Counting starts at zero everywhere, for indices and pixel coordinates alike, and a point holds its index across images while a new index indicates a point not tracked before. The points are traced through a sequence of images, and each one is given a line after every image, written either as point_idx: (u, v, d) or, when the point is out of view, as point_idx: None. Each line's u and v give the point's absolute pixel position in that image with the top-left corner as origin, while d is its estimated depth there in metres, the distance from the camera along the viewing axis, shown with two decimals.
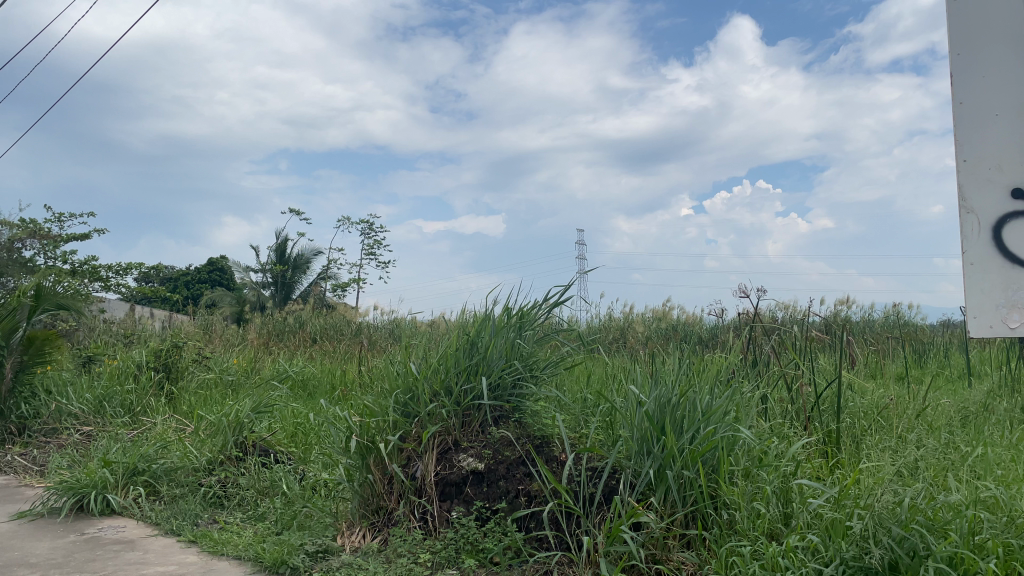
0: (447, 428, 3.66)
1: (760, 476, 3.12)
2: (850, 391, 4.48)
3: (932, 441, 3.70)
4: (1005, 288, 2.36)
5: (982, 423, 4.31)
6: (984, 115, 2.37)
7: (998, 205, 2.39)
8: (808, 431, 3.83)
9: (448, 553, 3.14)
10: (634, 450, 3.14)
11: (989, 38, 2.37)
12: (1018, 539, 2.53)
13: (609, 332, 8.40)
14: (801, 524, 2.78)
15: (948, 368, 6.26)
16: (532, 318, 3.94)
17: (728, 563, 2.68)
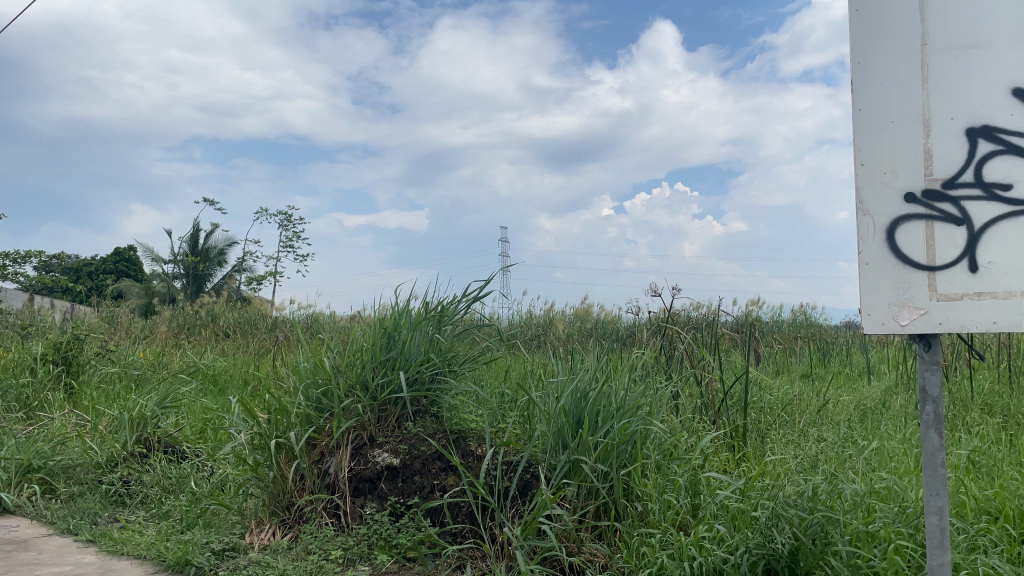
0: (362, 423, 3.61)
1: (670, 469, 3.20)
2: (757, 388, 4.64)
3: (833, 435, 3.86)
4: (899, 287, 2.04)
5: (878, 418, 4.53)
6: (880, 123, 2.06)
7: (893, 207, 2.07)
8: (717, 426, 3.96)
9: (361, 549, 3.10)
10: (549, 444, 3.17)
11: (885, 43, 2.07)
12: (909, 528, 2.66)
13: (530, 328, 8.47)
14: (709, 515, 2.86)
15: (849, 367, 6.56)
16: (451, 313, 3.98)
17: (639, 553, 2.73)
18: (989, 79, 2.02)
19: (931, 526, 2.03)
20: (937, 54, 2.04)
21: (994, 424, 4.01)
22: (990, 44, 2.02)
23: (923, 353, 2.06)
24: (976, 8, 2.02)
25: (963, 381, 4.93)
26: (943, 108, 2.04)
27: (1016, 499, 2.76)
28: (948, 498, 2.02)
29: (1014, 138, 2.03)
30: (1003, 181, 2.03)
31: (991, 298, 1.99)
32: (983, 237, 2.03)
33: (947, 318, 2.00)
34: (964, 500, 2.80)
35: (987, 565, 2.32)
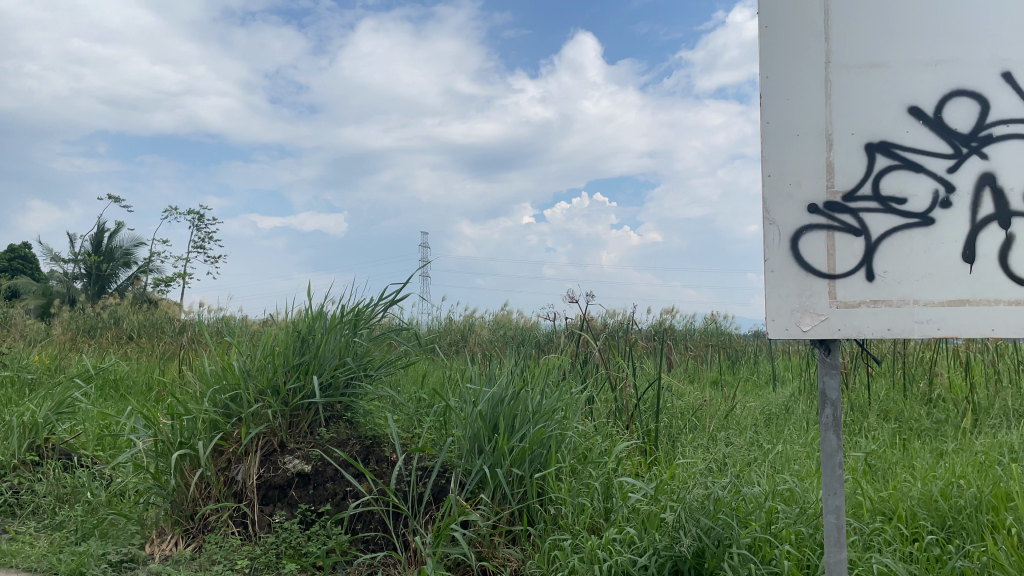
0: (272, 429, 3.50)
1: (584, 473, 3.24)
2: (669, 393, 4.74)
3: (739, 440, 3.97)
4: (801, 293, 2.11)
5: (782, 423, 4.70)
6: (786, 136, 2.13)
7: (797, 217, 2.13)
8: (629, 431, 4.04)
9: (268, 558, 2.99)
10: (465, 448, 3.16)
11: (792, 58, 2.14)
12: (809, 528, 2.75)
13: (449, 333, 8.43)
14: (620, 518, 2.90)
15: (756, 374, 6.79)
16: (368, 316, 3.93)
17: (550, 557, 2.74)
18: (887, 97, 2.12)
19: (828, 524, 2.10)
20: (840, 72, 2.11)
21: (888, 429, 4.20)
22: (888, 64, 2.11)
23: (823, 357, 2.13)
24: (876, 29, 2.11)
25: (860, 388, 5.16)
26: (845, 124, 2.12)
27: (908, 499, 2.89)
28: (844, 497, 2.10)
29: (909, 154, 2.12)
30: (899, 195, 2.12)
31: (886, 307, 2.08)
32: (880, 248, 2.11)
33: (845, 325, 2.09)
34: (860, 501, 2.93)
35: (881, 563, 2.42)
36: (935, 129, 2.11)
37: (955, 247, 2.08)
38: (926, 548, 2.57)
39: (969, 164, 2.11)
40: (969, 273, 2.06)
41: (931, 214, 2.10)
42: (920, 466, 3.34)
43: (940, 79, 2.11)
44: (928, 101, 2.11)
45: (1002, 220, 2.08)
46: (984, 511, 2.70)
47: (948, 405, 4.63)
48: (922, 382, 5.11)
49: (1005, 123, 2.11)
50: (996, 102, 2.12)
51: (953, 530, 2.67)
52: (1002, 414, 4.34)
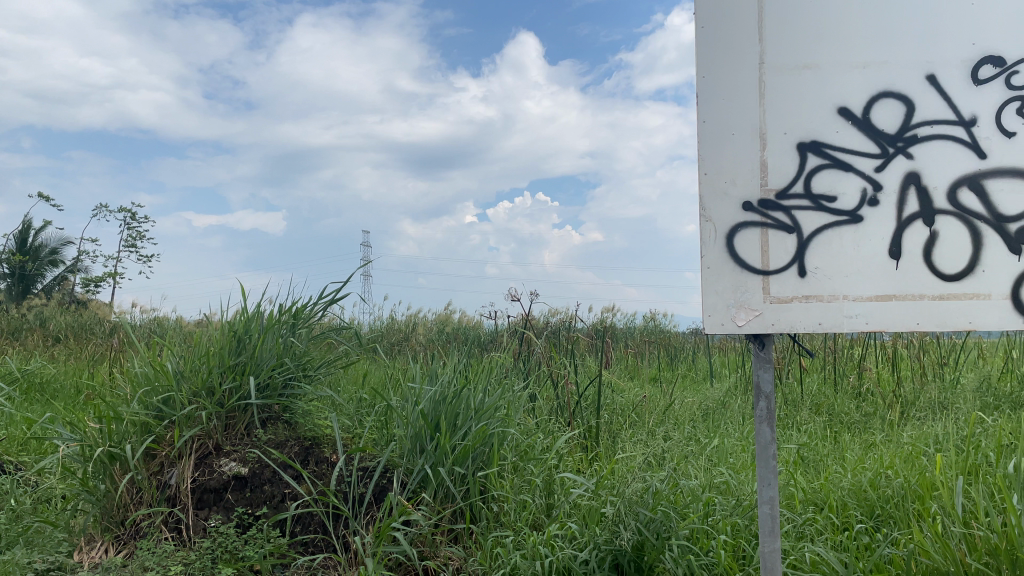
0: (207, 431, 3.41)
1: (526, 469, 3.25)
2: (609, 390, 4.80)
3: (678, 434, 4.03)
4: (736, 289, 2.15)
5: (719, 417, 4.80)
6: (722, 135, 2.17)
7: (732, 214, 2.17)
8: (571, 427, 4.07)
9: (203, 563, 2.89)
10: (407, 448, 3.13)
11: (727, 59, 2.18)
12: (745, 519, 2.80)
13: (391, 333, 8.36)
14: (561, 514, 2.92)
15: (695, 370, 6.93)
16: (306, 316, 3.89)
17: (492, 554, 2.73)
18: (818, 99, 2.17)
19: (762, 514, 2.11)
20: (773, 73, 2.16)
21: (819, 422, 4.33)
22: (819, 66, 2.17)
23: (758, 351, 2.16)
24: (807, 32, 2.16)
25: (794, 383, 5.30)
26: (778, 124, 2.17)
27: (839, 490, 2.98)
28: (779, 488, 2.11)
29: (839, 153, 2.17)
30: (829, 193, 2.17)
31: (817, 301, 2.13)
32: (812, 244, 2.15)
33: (778, 320, 2.13)
34: (794, 492, 3.01)
35: (813, 552, 2.49)
36: (863, 129, 2.17)
37: (882, 244, 2.13)
38: (856, 536, 2.65)
39: (896, 163, 2.16)
40: (895, 269, 2.12)
41: (859, 212, 2.15)
42: (850, 457, 3.45)
43: (868, 81, 2.17)
44: (857, 103, 2.18)
45: (926, 218, 2.14)
46: (910, 499, 2.79)
47: (876, 399, 4.79)
48: (852, 376, 5.28)
49: (929, 124, 2.17)
50: (921, 103, 2.18)
51: (881, 518, 2.77)
52: (926, 405, 4.51)
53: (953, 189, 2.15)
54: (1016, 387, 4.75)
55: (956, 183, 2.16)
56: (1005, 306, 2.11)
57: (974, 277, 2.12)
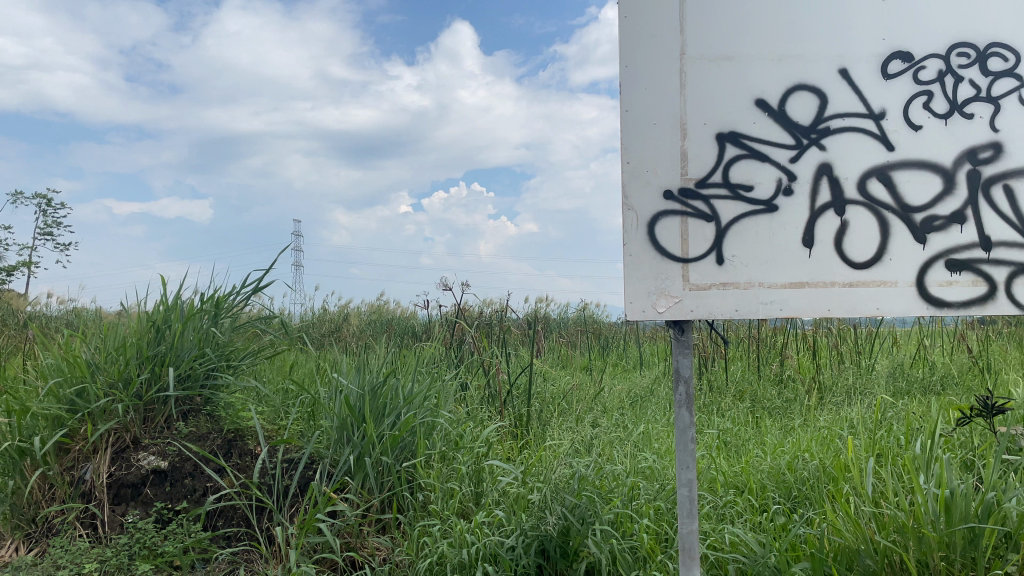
0: (124, 424, 3.30)
1: (454, 458, 3.25)
2: (540, 379, 4.84)
3: (605, 422, 4.10)
4: (657, 276, 2.19)
5: (647, 403, 4.89)
6: (643, 124, 2.19)
7: (653, 203, 2.20)
8: (501, 416, 4.09)
9: (119, 560, 2.79)
10: (333, 439, 3.09)
11: (649, 49, 2.20)
12: (667, 502, 2.85)
13: (321, 323, 8.25)
14: (489, 501, 2.92)
15: (625, 359, 7.05)
16: (228, 306, 3.80)
17: (419, 543, 2.71)
18: (735, 91, 2.22)
19: (681, 496, 2.13)
20: (694, 63, 2.20)
21: (742, 408, 4.45)
22: (738, 58, 2.21)
23: (677, 337, 2.20)
24: (727, 25, 2.21)
25: (719, 371, 5.44)
26: (698, 114, 2.21)
27: (759, 472, 3.07)
28: (697, 471, 2.14)
29: (756, 144, 2.22)
30: (746, 182, 2.21)
31: (734, 289, 2.18)
32: (730, 233, 2.20)
33: (697, 306, 2.18)
34: (715, 475, 3.09)
35: (731, 534, 2.56)
36: (779, 121, 2.22)
37: (796, 232, 2.20)
38: (773, 517, 2.73)
39: (810, 154, 2.23)
40: (808, 257, 2.19)
41: (774, 201, 2.21)
42: (770, 441, 3.56)
43: (783, 74, 2.23)
44: (773, 95, 2.23)
45: (837, 208, 2.21)
46: (825, 480, 2.89)
47: (797, 385, 4.95)
48: (774, 364, 5.45)
49: (841, 117, 2.23)
50: (834, 96, 2.24)
51: (798, 499, 2.86)
52: (843, 391, 4.68)
53: (864, 180, 2.23)
54: (926, 374, 4.97)
55: (866, 174, 2.23)
56: (911, 293, 2.19)
57: (882, 265, 2.20)
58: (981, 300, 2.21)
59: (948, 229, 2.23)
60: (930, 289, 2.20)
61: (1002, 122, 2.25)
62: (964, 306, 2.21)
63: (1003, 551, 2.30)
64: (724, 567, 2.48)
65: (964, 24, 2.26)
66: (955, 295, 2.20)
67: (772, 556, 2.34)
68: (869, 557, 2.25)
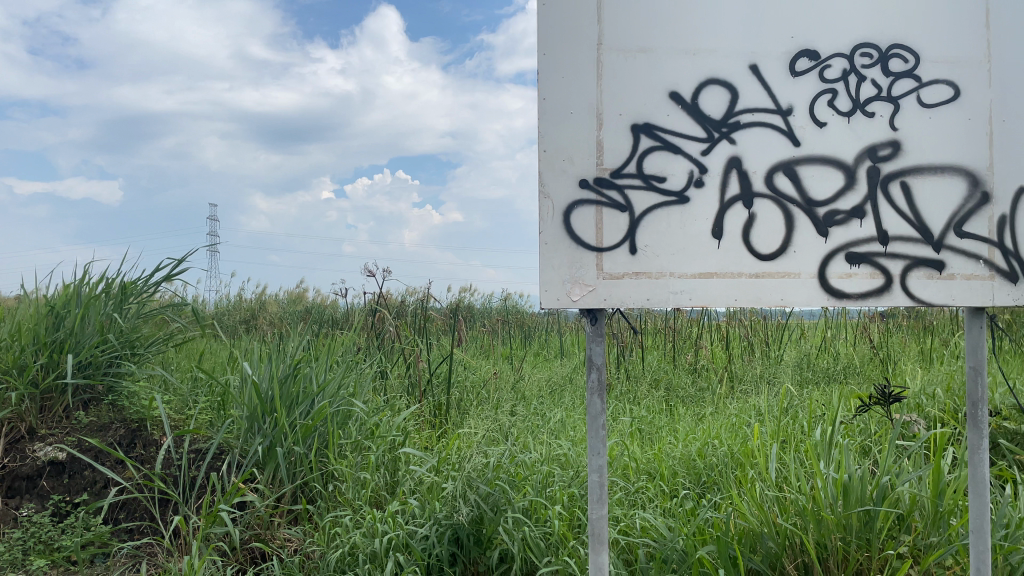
0: (19, 414, 3.14)
1: (369, 447, 3.22)
2: (461, 367, 4.84)
3: (524, 410, 4.13)
4: (572, 265, 2.20)
5: (565, 391, 4.96)
6: (560, 113, 2.20)
7: (569, 192, 2.21)
8: (419, 405, 4.08)
9: (12, 556, 2.66)
10: (243, 428, 3.02)
11: (567, 39, 2.21)
12: (580, 488, 2.89)
13: (238, 311, 8.04)
14: (404, 490, 2.90)
15: (547, 348, 7.12)
16: (134, 292, 3.67)
17: (330, 534, 2.67)
18: (650, 83, 2.25)
19: (592, 482, 2.13)
20: (610, 54, 2.22)
21: (657, 396, 4.55)
22: (652, 50, 2.24)
23: (591, 326, 2.21)
24: (642, 17, 2.23)
25: (636, 360, 5.54)
26: (613, 105, 2.23)
27: (670, 459, 3.14)
28: (607, 457, 2.14)
29: (670, 136, 2.26)
30: (659, 174, 2.25)
31: (646, 278, 2.22)
32: (643, 223, 2.23)
33: (610, 295, 2.20)
34: (628, 462, 3.15)
35: (642, 519, 2.62)
36: (692, 114, 2.27)
37: (706, 224, 2.25)
38: (682, 501, 2.81)
39: (720, 147, 2.28)
40: (716, 248, 2.24)
41: (686, 193, 2.25)
42: (683, 428, 3.66)
43: (696, 67, 2.27)
44: (686, 88, 2.27)
45: (745, 201, 2.27)
46: (732, 466, 2.99)
47: (709, 374, 5.10)
48: (689, 354, 5.59)
49: (751, 112, 2.29)
50: (744, 91, 2.30)
51: (706, 484, 2.95)
52: (753, 380, 4.83)
53: (770, 174, 2.29)
54: (831, 364, 5.18)
55: (773, 168, 2.30)
56: (813, 284, 2.27)
57: (787, 257, 2.27)
58: (878, 292, 2.31)
59: (848, 223, 2.32)
60: (830, 281, 2.28)
61: (901, 121, 2.35)
62: (861, 297, 2.31)
63: (896, 532, 2.42)
64: (634, 551, 2.53)
65: (867, 25, 2.35)
66: (854, 287, 2.29)
67: (680, 540, 2.40)
68: (771, 539, 2.33)
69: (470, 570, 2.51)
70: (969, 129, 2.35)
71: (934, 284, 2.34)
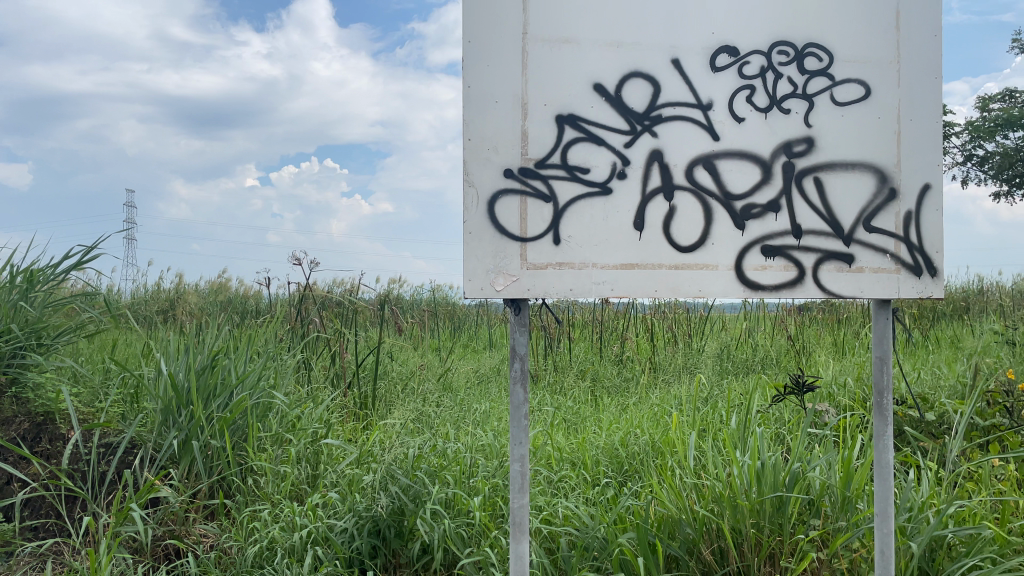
0: None
1: (290, 440, 3.16)
2: (388, 358, 4.80)
3: (450, 402, 4.12)
4: (496, 255, 2.20)
5: (491, 382, 4.97)
6: (485, 102, 2.19)
7: (493, 181, 2.21)
8: (343, 397, 4.02)
9: None
10: (156, 422, 2.93)
11: (492, 28, 2.20)
12: (504, 478, 2.90)
13: (155, 302, 7.76)
14: (325, 483, 2.86)
15: (475, 340, 7.12)
16: (41, 280, 3.51)
17: (248, 529, 2.60)
18: (574, 74, 2.26)
19: (513, 472, 2.12)
20: (535, 44, 2.22)
21: (583, 387, 4.60)
22: (577, 42, 2.25)
23: (514, 316, 2.21)
24: (567, 8, 2.24)
25: (563, 351, 5.60)
26: (538, 95, 2.23)
27: (593, 448, 3.19)
28: (529, 446, 2.14)
29: (593, 127, 2.28)
30: (583, 165, 2.26)
31: (569, 269, 2.23)
32: (566, 214, 2.24)
33: (534, 286, 2.21)
34: (552, 451, 3.18)
35: (564, 508, 2.65)
36: (615, 106, 2.29)
37: (628, 215, 2.27)
38: (603, 490, 2.85)
39: (642, 140, 2.31)
40: (638, 239, 2.27)
41: (609, 184, 2.27)
42: (606, 417, 3.72)
43: (620, 60, 2.29)
44: (610, 80, 2.29)
45: (666, 193, 2.31)
46: (653, 454, 3.05)
47: (634, 365, 5.19)
48: (614, 345, 5.68)
49: (672, 106, 2.33)
50: (666, 85, 2.33)
51: (627, 472, 3.01)
52: (675, 370, 4.94)
53: (691, 167, 2.33)
54: (750, 355, 5.34)
55: (693, 161, 2.34)
56: (730, 276, 2.33)
57: (705, 249, 2.32)
58: (791, 284, 2.38)
59: (764, 217, 2.38)
60: (746, 273, 2.34)
61: (815, 118, 2.43)
62: (776, 289, 2.38)
63: (806, 516, 2.51)
64: (556, 540, 2.56)
65: (784, 25, 2.41)
66: (768, 279, 2.36)
67: (601, 528, 2.43)
68: (688, 525, 2.39)
69: (392, 562, 2.49)
70: (878, 127, 2.45)
71: (844, 276, 2.42)
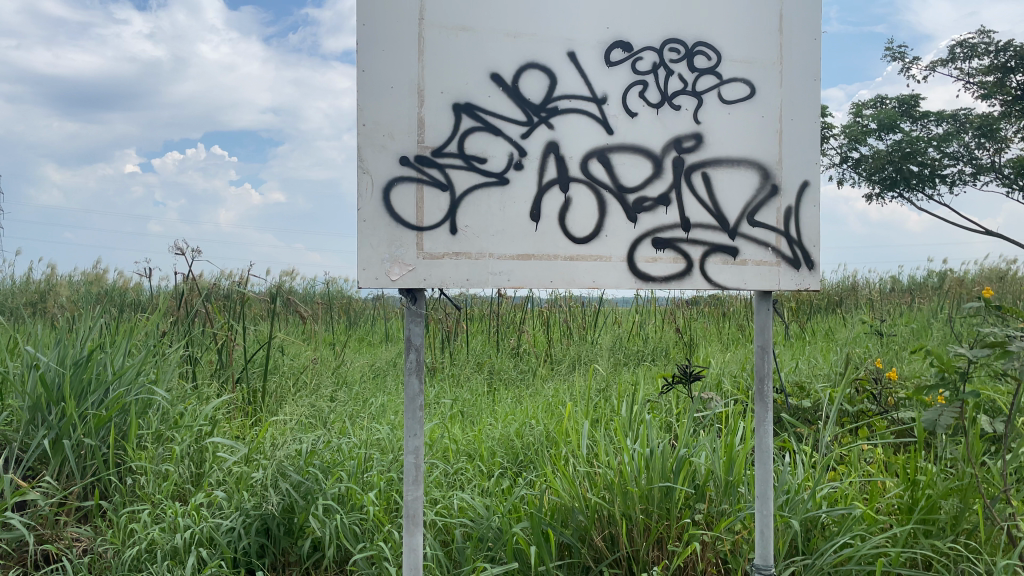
0: None
1: (172, 437, 3.01)
2: (280, 352, 4.66)
3: (344, 396, 4.05)
4: (391, 244, 2.16)
5: (387, 377, 4.91)
6: (381, 87, 2.16)
7: (388, 168, 2.17)
8: (231, 393, 3.88)
9: None
10: (24, 420, 2.75)
11: (389, 11, 2.16)
12: (399, 472, 2.87)
13: (23, 294, 7.23)
14: (210, 482, 2.75)
15: (371, 334, 7.01)
16: None
17: (125, 530, 2.46)
18: (471, 63, 2.25)
19: (407, 464, 2.10)
20: (431, 30, 2.19)
21: (480, 379, 4.60)
22: (474, 30, 2.24)
23: (410, 306, 2.19)
24: None
25: (459, 345, 5.59)
26: (435, 82, 2.21)
27: (489, 440, 3.20)
28: (424, 438, 2.12)
29: (490, 117, 2.27)
30: (480, 154, 2.26)
31: (465, 259, 2.22)
32: (463, 203, 2.23)
33: (430, 275, 2.19)
34: (448, 444, 3.17)
35: (460, 499, 2.64)
36: (512, 96, 2.29)
37: (524, 205, 2.28)
38: (499, 481, 2.86)
39: (539, 131, 2.32)
40: (534, 230, 2.29)
41: (506, 174, 2.27)
42: (502, 409, 3.73)
43: (518, 50, 2.30)
44: (507, 71, 2.29)
45: (562, 185, 2.33)
46: (548, 444, 3.08)
47: (530, 358, 5.23)
48: (511, 338, 5.71)
49: (568, 98, 2.35)
50: (562, 77, 2.35)
51: (523, 462, 3.04)
52: (570, 362, 5.02)
53: (586, 160, 2.36)
54: (642, 346, 5.49)
55: (588, 154, 2.37)
56: (622, 267, 2.38)
57: (599, 241, 2.36)
58: (680, 275, 2.46)
59: (655, 210, 2.44)
60: (638, 264, 2.40)
61: (704, 115, 2.50)
62: (665, 281, 2.45)
63: (692, 501, 2.60)
64: (450, 531, 2.55)
65: (675, 23, 2.49)
66: (658, 271, 2.43)
67: (496, 518, 2.45)
68: (582, 512, 2.42)
69: (281, 561, 2.43)
70: (762, 126, 2.55)
71: (729, 269, 2.52)
